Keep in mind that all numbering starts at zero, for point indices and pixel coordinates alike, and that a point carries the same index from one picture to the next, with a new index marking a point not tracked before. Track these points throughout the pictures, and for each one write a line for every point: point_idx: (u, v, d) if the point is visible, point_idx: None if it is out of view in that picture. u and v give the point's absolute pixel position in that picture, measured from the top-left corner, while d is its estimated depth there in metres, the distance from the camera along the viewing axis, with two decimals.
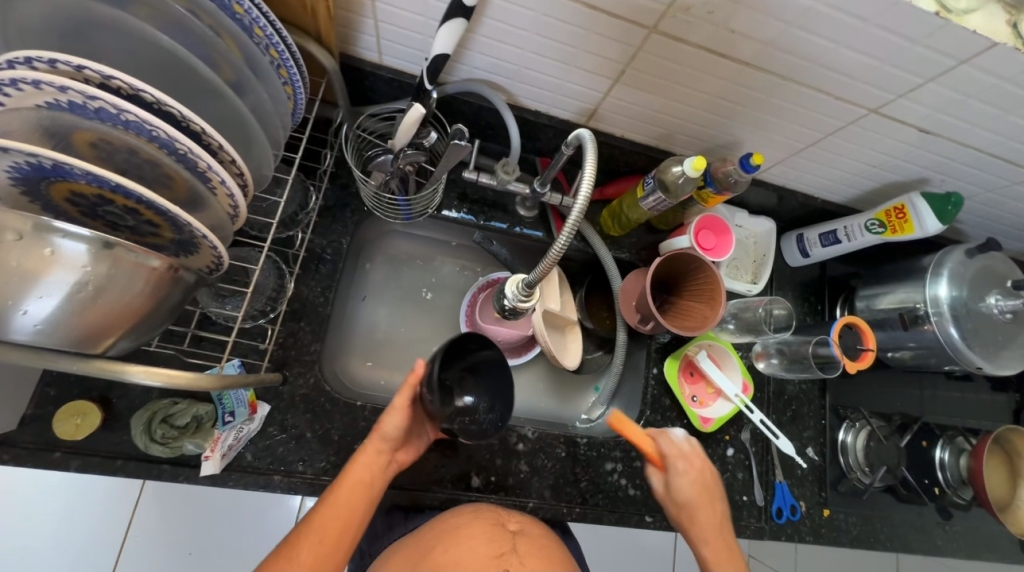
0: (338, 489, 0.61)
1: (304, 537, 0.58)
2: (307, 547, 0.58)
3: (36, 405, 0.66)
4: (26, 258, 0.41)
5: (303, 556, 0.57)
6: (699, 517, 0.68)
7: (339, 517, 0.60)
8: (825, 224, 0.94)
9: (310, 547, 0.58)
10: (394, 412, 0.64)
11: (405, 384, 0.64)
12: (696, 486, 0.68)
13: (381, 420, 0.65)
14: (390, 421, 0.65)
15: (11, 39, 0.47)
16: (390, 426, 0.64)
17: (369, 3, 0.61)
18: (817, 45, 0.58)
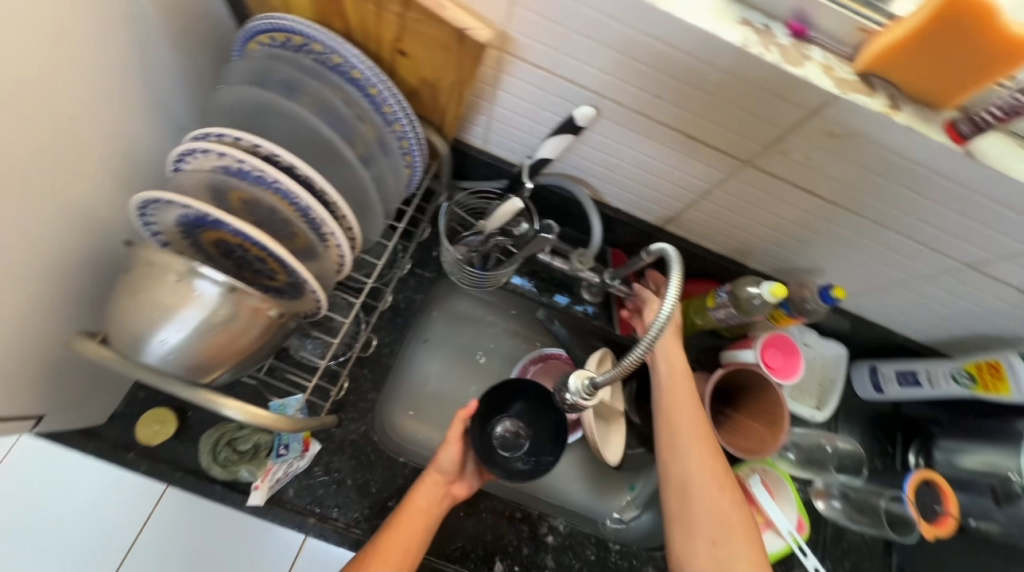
0: (400, 516, 0.64)
1: (372, 559, 0.60)
2: (377, 568, 0.60)
3: (126, 404, 0.73)
4: (174, 296, 0.48)
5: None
6: (675, 393, 0.73)
7: (400, 542, 0.62)
8: (905, 362, 0.89)
9: (378, 568, 0.60)
10: (450, 445, 0.68)
11: (459, 416, 0.69)
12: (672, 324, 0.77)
13: (437, 452, 0.68)
14: (446, 454, 0.68)
15: (208, 115, 0.59)
16: (446, 458, 0.68)
17: (489, 106, 0.70)
18: (914, 200, 0.59)
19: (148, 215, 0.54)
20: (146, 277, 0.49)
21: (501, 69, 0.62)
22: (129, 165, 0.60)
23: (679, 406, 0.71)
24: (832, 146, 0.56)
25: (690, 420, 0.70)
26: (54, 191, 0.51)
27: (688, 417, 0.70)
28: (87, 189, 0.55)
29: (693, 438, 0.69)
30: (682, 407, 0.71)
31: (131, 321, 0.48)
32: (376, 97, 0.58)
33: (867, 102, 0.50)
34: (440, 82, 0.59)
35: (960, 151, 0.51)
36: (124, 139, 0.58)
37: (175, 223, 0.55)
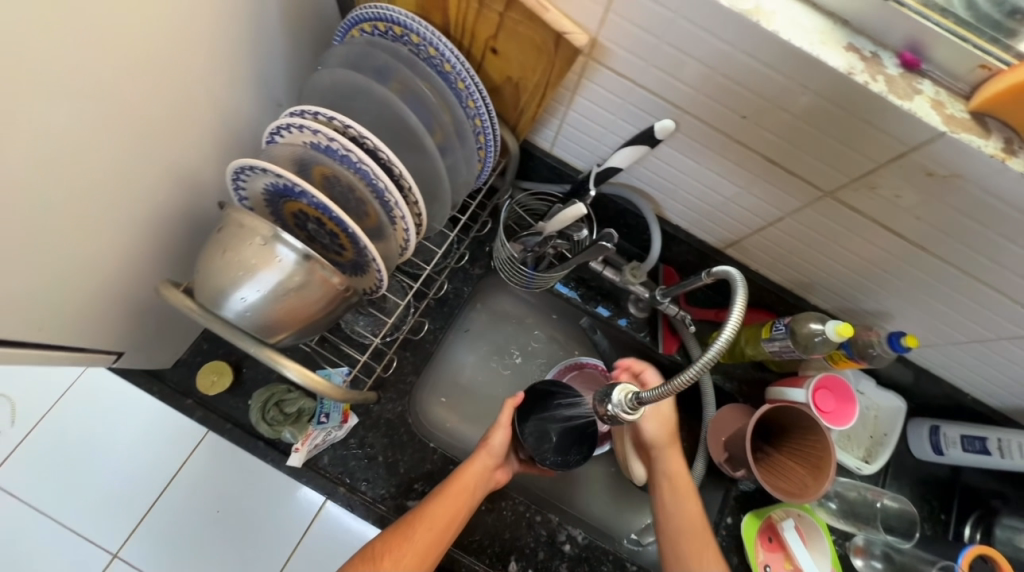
0: (448, 488, 0.67)
1: (418, 521, 0.64)
2: (422, 531, 0.63)
3: (190, 352, 0.78)
4: (257, 257, 0.52)
5: (419, 535, 0.63)
6: (678, 511, 0.70)
7: (445, 513, 0.65)
8: (972, 426, 0.82)
9: (423, 532, 0.63)
10: (500, 429, 0.72)
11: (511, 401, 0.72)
12: (666, 435, 0.75)
13: (489, 434, 0.72)
14: (496, 437, 0.71)
15: (304, 93, 0.62)
16: (496, 440, 0.71)
17: (565, 109, 0.70)
18: (1013, 253, 0.55)
19: (240, 181, 0.58)
20: (234, 238, 0.52)
21: (583, 75, 0.62)
22: (227, 132, 0.64)
23: (684, 528, 0.69)
24: (928, 186, 0.53)
25: (695, 546, 0.67)
26: (163, 148, 0.55)
27: (693, 532, 0.68)
28: (189, 151, 0.59)
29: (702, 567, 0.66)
30: (687, 523, 0.69)
31: (216, 276, 0.52)
32: (461, 91, 0.60)
33: (977, 143, 0.47)
34: (525, 81, 0.60)
35: None
36: (227, 108, 0.62)
37: (262, 191, 0.58)
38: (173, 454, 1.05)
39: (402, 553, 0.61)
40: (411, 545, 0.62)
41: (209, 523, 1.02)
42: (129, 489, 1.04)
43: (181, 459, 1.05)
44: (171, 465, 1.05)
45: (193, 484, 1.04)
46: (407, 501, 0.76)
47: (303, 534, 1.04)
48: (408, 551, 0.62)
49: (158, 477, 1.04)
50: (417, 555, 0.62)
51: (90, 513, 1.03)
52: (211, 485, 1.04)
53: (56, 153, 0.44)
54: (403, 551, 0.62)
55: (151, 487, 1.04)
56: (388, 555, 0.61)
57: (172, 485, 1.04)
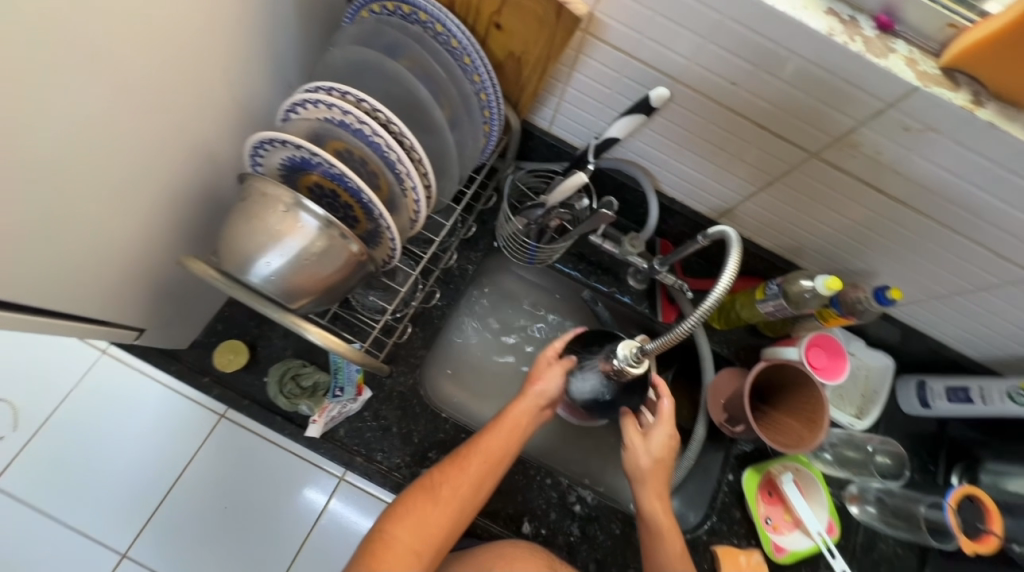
0: (499, 423, 0.68)
1: (473, 454, 0.65)
2: (476, 463, 0.65)
3: (206, 333, 0.81)
4: (282, 224, 0.54)
5: (474, 464, 0.65)
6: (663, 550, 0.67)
7: (500, 446, 0.66)
8: (955, 378, 0.87)
9: (478, 464, 0.65)
10: (555, 372, 0.71)
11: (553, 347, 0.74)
12: (654, 466, 0.69)
13: (544, 377, 0.71)
14: (552, 380, 0.71)
15: (315, 73, 0.65)
16: (551, 386, 0.71)
17: (562, 86, 0.73)
18: (985, 202, 0.59)
19: (258, 154, 0.60)
20: (258, 205, 0.55)
21: (581, 51, 0.66)
22: (240, 114, 0.67)
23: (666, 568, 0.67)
24: (906, 141, 0.57)
25: None
26: (183, 126, 0.58)
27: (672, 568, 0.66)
28: (206, 131, 0.62)
29: None
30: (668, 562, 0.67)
31: (242, 243, 0.54)
32: (468, 65, 0.63)
33: (948, 96, 0.51)
34: (527, 56, 0.64)
35: None
36: (240, 89, 0.65)
37: (279, 166, 0.61)
38: (181, 450, 1.07)
39: (459, 482, 0.64)
40: (467, 475, 0.64)
41: (217, 518, 1.04)
42: (138, 487, 1.05)
43: (188, 455, 1.07)
44: (182, 459, 1.06)
45: (201, 479, 1.06)
46: (423, 469, 0.79)
47: (313, 525, 1.06)
48: (464, 481, 0.64)
49: (166, 474, 1.06)
50: (473, 483, 0.64)
51: (96, 510, 1.04)
52: (217, 481, 1.06)
53: (92, 126, 0.46)
54: (460, 480, 0.64)
55: (159, 484, 1.05)
56: (445, 485, 0.63)
57: (180, 482, 1.05)
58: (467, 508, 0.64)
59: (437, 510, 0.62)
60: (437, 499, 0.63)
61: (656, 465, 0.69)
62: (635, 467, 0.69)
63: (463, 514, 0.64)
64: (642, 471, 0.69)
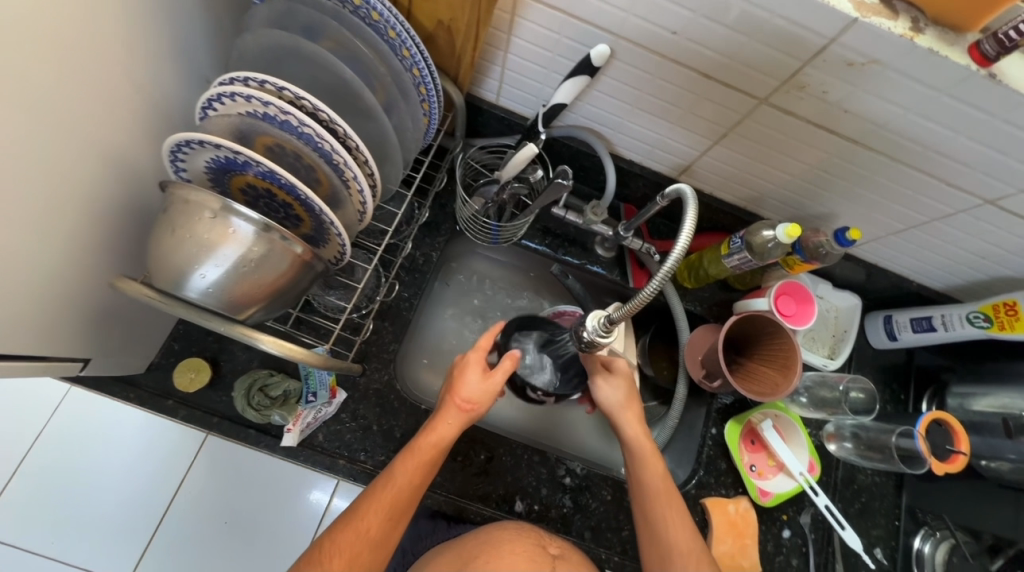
0: (400, 466, 0.63)
1: (370, 509, 0.60)
2: (375, 518, 0.60)
3: (163, 355, 0.77)
4: (213, 232, 0.51)
5: (373, 520, 0.60)
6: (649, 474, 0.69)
7: (401, 489, 0.62)
8: (919, 309, 0.89)
9: (377, 519, 0.60)
10: (473, 375, 0.66)
11: (479, 345, 0.67)
12: (625, 396, 0.74)
13: (456, 388, 0.65)
14: (468, 385, 0.65)
15: (231, 63, 0.60)
16: (467, 389, 0.65)
17: (502, 53, 0.69)
18: (933, 132, 0.59)
19: (180, 158, 0.56)
20: (184, 215, 0.51)
21: (515, 13, 0.62)
22: (157, 117, 0.62)
23: (653, 498, 0.68)
24: (851, 77, 0.56)
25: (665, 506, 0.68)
26: (92, 137, 0.53)
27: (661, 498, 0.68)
28: (120, 140, 0.57)
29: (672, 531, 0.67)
30: (654, 489, 0.69)
31: (173, 256, 0.51)
32: (394, 39, 0.58)
33: (887, 25, 0.49)
34: (456, 23, 0.60)
35: (984, 73, 0.50)
36: (151, 90, 0.60)
37: (206, 168, 0.57)
38: (168, 475, 1.03)
39: (358, 545, 0.59)
40: (366, 536, 0.60)
41: (217, 534, 1.02)
42: (129, 519, 1.01)
43: (179, 478, 1.03)
44: (171, 482, 1.03)
45: (193, 500, 1.02)
46: None
47: (317, 527, 1.04)
48: (362, 541, 0.59)
49: (156, 501, 1.02)
50: (371, 544, 0.60)
51: (87, 549, 1.00)
52: (212, 498, 1.03)
53: None
54: (356, 544, 0.59)
55: (152, 512, 1.01)
56: (339, 552, 0.58)
57: (174, 506, 1.02)
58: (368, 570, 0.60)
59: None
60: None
61: (626, 394, 0.74)
62: (609, 399, 0.74)
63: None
64: (615, 402, 0.74)
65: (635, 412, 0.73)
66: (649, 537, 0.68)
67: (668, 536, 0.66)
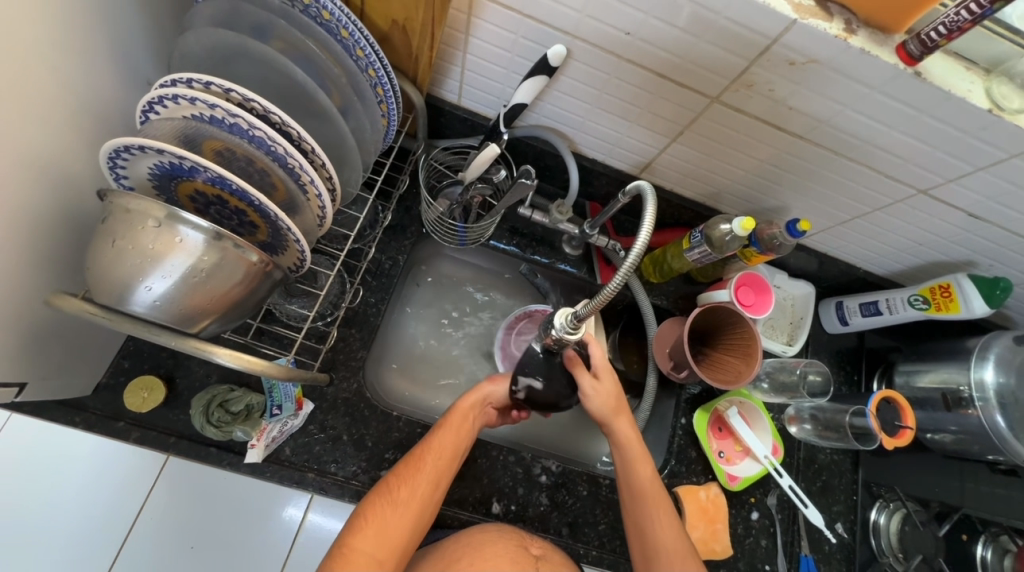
0: (450, 419, 0.71)
1: (428, 452, 0.68)
2: (431, 460, 0.67)
3: (112, 374, 0.72)
4: (158, 242, 0.48)
5: (429, 462, 0.67)
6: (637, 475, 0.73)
7: (452, 440, 0.70)
8: (867, 294, 0.95)
9: (433, 460, 0.67)
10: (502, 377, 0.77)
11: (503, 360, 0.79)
12: (612, 408, 0.74)
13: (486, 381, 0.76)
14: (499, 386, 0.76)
15: (174, 64, 0.57)
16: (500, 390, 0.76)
17: (460, 54, 0.69)
18: (869, 127, 0.63)
19: (119, 165, 0.53)
20: (126, 225, 0.48)
21: (471, 13, 0.62)
22: (95, 122, 0.59)
23: (642, 497, 0.72)
24: (794, 75, 0.58)
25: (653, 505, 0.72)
26: (18, 144, 0.49)
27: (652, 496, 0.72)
28: (52, 148, 0.54)
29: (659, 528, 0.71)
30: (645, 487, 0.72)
31: (115, 268, 0.48)
32: (347, 39, 0.57)
33: (823, 27, 0.52)
34: (411, 23, 0.59)
35: (911, 71, 0.54)
36: (86, 94, 0.56)
37: (149, 174, 0.54)
38: (123, 502, 0.94)
39: (417, 481, 0.66)
40: (424, 474, 0.66)
41: (183, 561, 0.93)
42: (82, 553, 0.91)
43: (137, 504, 0.94)
44: (127, 509, 0.94)
45: (157, 527, 0.93)
46: (381, 472, 0.76)
47: (291, 545, 0.96)
48: (422, 480, 0.66)
49: (110, 531, 0.93)
50: (430, 481, 0.66)
51: None
52: (174, 522, 0.94)
53: None
54: (417, 480, 0.66)
55: (109, 543, 0.92)
56: (404, 485, 0.65)
57: (133, 535, 0.93)
58: (427, 506, 0.66)
59: (397, 512, 0.63)
60: (396, 501, 0.64)
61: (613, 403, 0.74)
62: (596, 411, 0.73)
63: (423, 513, 0.65)
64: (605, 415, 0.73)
65: (624, 416, 0.75)
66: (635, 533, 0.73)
67: (656, 527, 0.71)
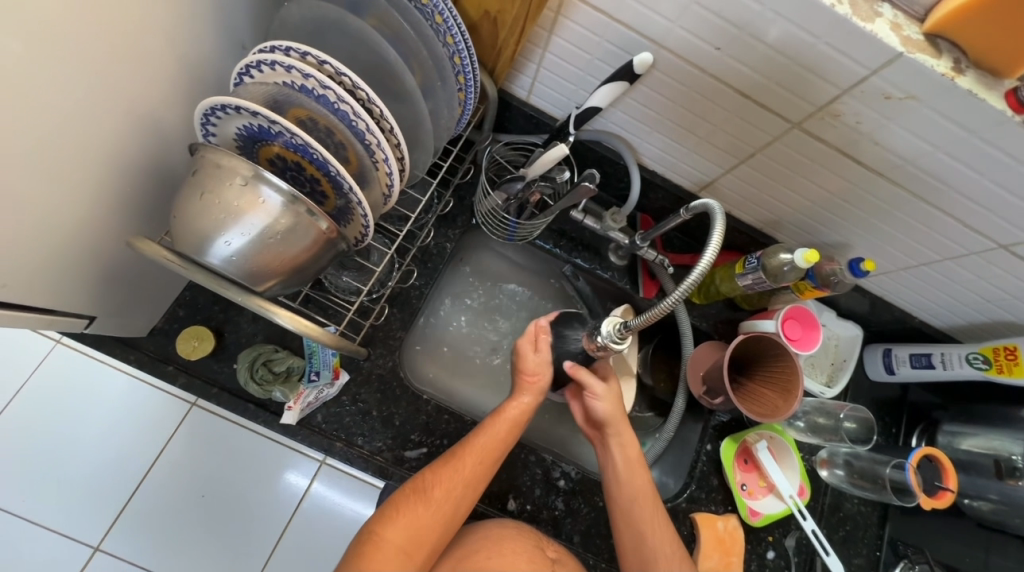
0: (495, 421, 0.70)
1: (469, 454, 0.67)
2: (472, 462, 0.67)
3: (167, 319, 0.76)
4: (242, 200, 0.50)
5: (468, 464, 0.67)
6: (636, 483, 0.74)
7: (496, 444, 0.69)
8: (919, 345, 0.91)
9: (473, 463, 0.67)
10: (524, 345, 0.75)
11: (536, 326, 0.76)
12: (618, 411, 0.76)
13: (524, 362, 0.74)
14: (529, 359, 0.74)
15: (272, 31, 0.59)
16: (529, 364, 0.74)
17: (541, 52, 0.70)
18: (959, 172, 0.60)
19: (211, 123, 0.55)
20: (213, 179, 0.50)
21: (560, 12, 0.62)
22: (190, 78, 0.61)
23: (640, 506, 0.72)
24: (887, 110, 0.56)
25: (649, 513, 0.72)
26: (120, 88, 0.52)
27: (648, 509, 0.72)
28: (151, 98, 0.56)
29: (656, 545, 0.71)
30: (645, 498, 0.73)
31: (199, 220, 0.50)
32: (439, 24, 0.58)
33: (930, 63, 0.50)
34: (503, 16, 0.60)
35: (1018, 120, 0.51)
36: (188, 50, 0.59)
37: (236, 135, 0.56)
38: (148, 442, 0.98)
39: (454, 483, 0.66)
40: (461, 476, 0.66)
41: (194, 508, 0.96)
42: (104, 483, 0.96)
43: (160, 445, 0.98)
44: (150, 448, 0.98)
45: (174, 470, 0.97)
46: (405, 451, 0.78)
47: (294, 509, 0.99)
48: (457, 482, 0.66)
49: (132, 468, 0.97)
50: (466, 483, 0.66)
51: (56, 514, 0.94)
52: (191, 468, 0.97)
53: (22, 95, 0.42)
54: (454, 481, 0.66)
55: (130, 477, 0.96)
56: (439, 485, 0.65)
57: (151, 475, 0.97)
58: (459, 507, 0.66)
59: (429, 511, 0.64)
60: (430, 499, 0.64)
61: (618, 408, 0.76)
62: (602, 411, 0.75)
63: (454, 513, 0.65)
64: (609, 422, 0.76)
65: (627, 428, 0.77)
66: (620, 507, 0.73)
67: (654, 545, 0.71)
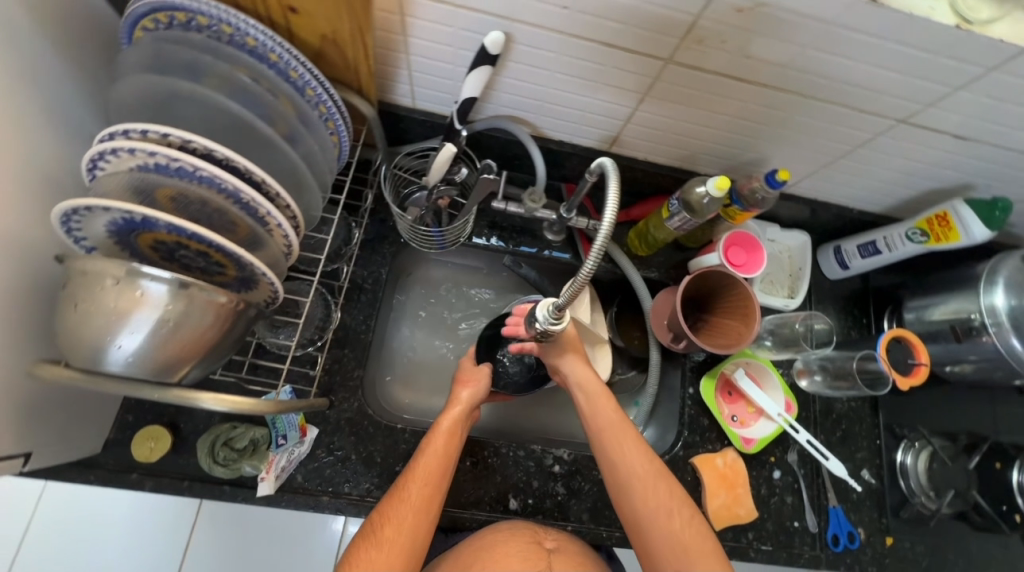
0: (431, 439, 0.71)
1: (412, 479, 0.67)
2: (416, 485, 0.66)
3: (118, 429, 0.74)
4: (122, 299, 0.48)
5: (413, 489, 0.66)
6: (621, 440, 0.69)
7: (438, 459, 0.69)
8: (863, 235, 0.92)
9: (417, 488, 0.66)
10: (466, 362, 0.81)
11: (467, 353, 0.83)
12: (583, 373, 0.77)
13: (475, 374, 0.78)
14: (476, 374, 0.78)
15: (112, 115, 0.56)
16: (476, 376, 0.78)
17: (404, 56, 0.67)
18: (833, 63, 0.60)
19: (74, 226, 0.52)
20: (87, 287, 0.48)
21: (403, 13, 0.60)
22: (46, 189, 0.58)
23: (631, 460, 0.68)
24: (743, 22, 0.55)
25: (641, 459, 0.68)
26: None
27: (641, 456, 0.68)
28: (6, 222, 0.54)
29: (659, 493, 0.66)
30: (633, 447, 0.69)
31: (85, 331, 0.48)
32: (278, 63, 0.57)
33: None
34: (339, 34, 0.58)
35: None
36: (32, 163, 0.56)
37: (107, 232, 0.54)
38: (169, 545, 0.96)
39: (402, 514, 0.64)
40: (409, 504, 0.65)
41: None
42: None
43: (182, 545, 0.96)
44: (174, 550, 0.96)
45: (205, 562, 0.95)
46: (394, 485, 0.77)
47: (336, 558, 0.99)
48: (405, 512, 0.64)
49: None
50: (414, 511, 0.65)
51: None
52: (221, 554, 0.96)
53: None
54: (401, 512, 0.64)
55: None
56: (388, 523, 0.63)
57: None
58: (417, 539, 0.63)
59: (381, 552, 0.61)
60: (381, 540, 0.62)
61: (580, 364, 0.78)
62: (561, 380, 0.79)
63: (412, 547, 0.62)
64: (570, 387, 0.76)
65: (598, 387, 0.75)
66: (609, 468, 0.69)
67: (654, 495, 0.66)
